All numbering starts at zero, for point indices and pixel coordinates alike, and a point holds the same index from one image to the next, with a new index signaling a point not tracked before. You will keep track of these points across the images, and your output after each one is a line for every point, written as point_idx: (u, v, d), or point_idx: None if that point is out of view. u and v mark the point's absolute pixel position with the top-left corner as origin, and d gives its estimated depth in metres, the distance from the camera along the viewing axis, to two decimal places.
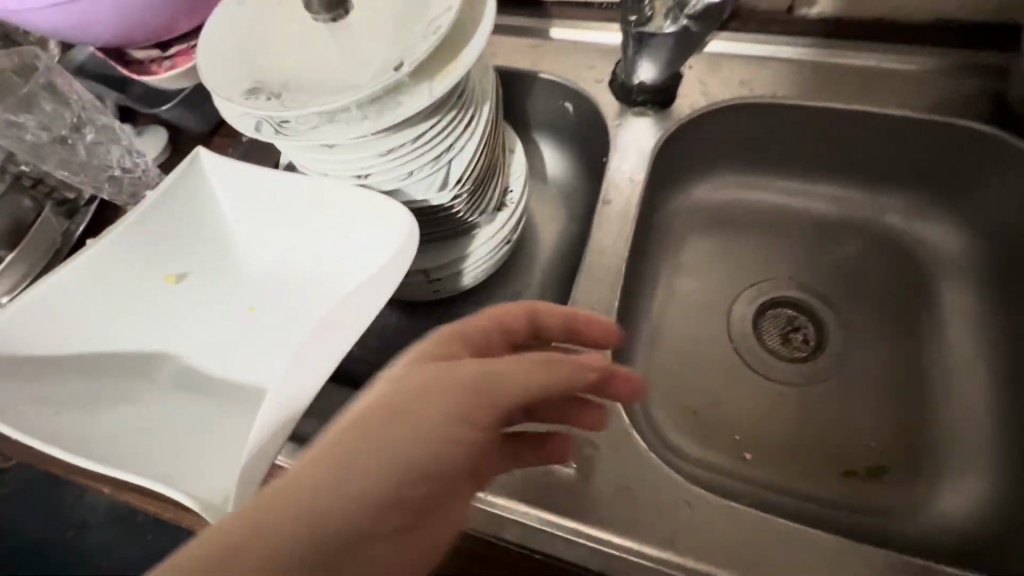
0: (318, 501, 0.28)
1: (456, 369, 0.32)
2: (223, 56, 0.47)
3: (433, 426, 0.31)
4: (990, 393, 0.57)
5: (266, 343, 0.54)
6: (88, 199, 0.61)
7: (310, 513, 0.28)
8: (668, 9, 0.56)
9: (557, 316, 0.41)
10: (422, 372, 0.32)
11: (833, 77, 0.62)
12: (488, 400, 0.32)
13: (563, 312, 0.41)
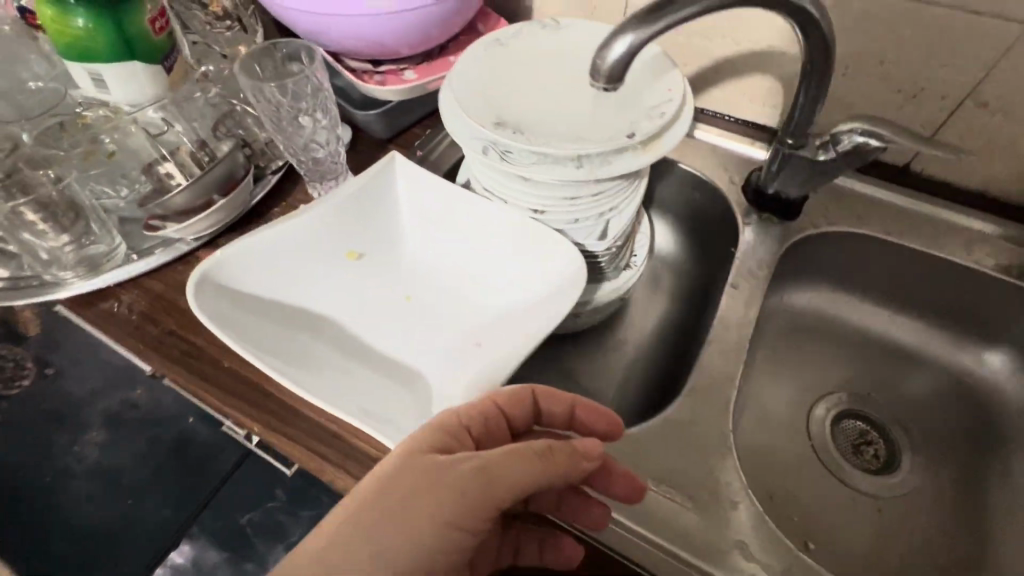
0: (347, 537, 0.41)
1: (453, 470, 0.43)
2: (470, 94, 0.57)
3: (440, 493, 0.42)
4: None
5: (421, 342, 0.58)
6: (272, 169, 0.70)
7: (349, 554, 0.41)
8: (820, 142, 0.65)
9: (551, 401, 0.51)
10: (419, 459, 0.44)
11: (940, 230, 0.71)
12: (478, 495, 0.42)
13: (554, 400, 0.51)
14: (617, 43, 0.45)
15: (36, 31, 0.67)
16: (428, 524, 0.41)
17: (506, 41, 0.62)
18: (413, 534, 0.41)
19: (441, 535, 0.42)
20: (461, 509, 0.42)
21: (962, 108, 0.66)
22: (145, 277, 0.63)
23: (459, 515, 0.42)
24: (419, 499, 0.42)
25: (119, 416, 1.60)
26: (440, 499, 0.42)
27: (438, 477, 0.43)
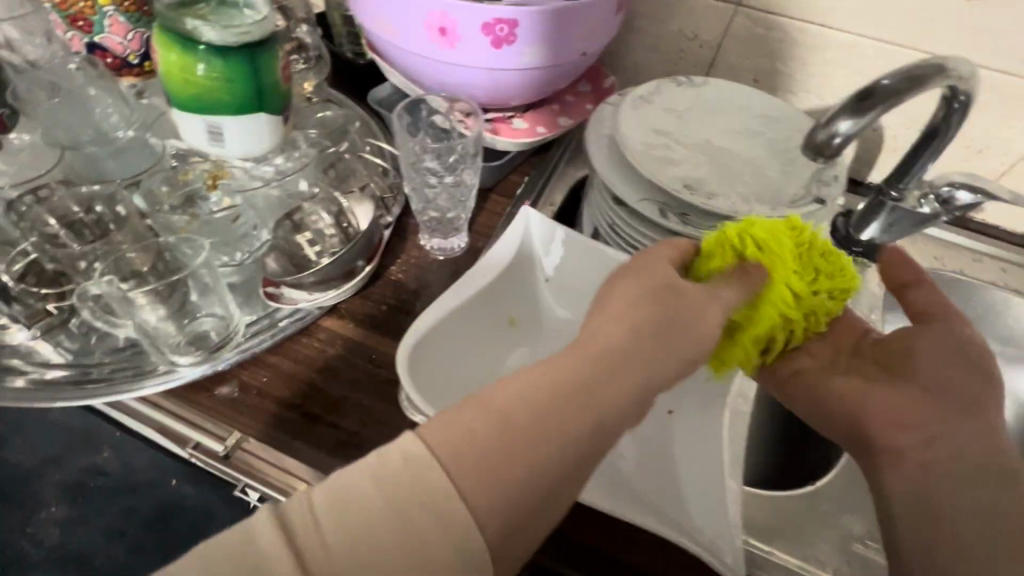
0: (485, 433, 0.34)
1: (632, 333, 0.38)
2: (638, 157, 0.56)
3: (605, 394, 0.36)
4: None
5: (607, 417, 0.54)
6: (386, 223, 0.64)
7: (485, 454, 0.34)
8: (918, 194, 0.71)
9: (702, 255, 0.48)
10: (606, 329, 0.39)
11: (1003, 269, 0.79)
12: (643, 387, 0.38)
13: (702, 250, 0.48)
14: (844, 122, 0.48)
15: (127, 76, 0.61)
16: (589, 414, 0.36)
17: (651, 99, 0.62)
18: (571, 422, 0.35)
19: (597, 429, 0.36)
20: (620, 403, 0.37)
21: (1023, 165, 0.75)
22: (266, 354, 0.55)
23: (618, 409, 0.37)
24: (584, 377, 0.36)
25: (84, 489, 1.11)
26: (618, 344, 0.38)
27: (612, 349, 0.37)
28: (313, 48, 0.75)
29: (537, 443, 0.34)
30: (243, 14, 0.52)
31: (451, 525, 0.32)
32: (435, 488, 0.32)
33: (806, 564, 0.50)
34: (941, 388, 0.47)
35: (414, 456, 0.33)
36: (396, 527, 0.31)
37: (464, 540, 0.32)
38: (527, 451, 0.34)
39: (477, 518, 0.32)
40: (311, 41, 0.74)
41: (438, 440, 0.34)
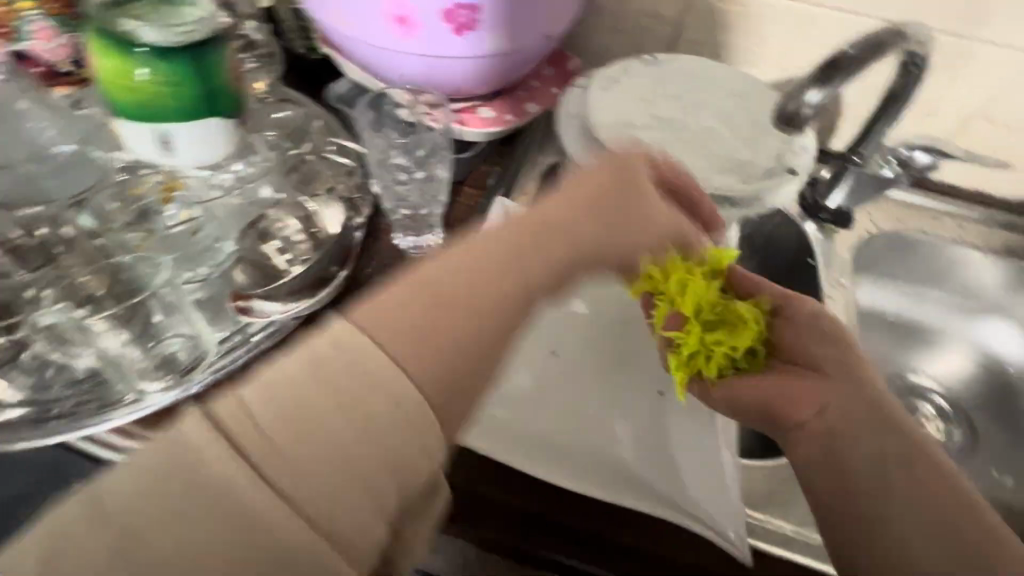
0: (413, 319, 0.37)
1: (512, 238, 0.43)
2: (612, 139, 0.56)
3: (528, 258, 0.42)
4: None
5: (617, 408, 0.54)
6: (358, 224, 0.60)
7: (422, 335, 0.36)
8: (879, 158, 0.73)
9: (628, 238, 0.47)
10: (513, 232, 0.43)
11: (959, 226, 0.83)
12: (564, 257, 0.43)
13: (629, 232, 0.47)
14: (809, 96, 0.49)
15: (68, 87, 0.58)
16: (520, 289, 0.41)
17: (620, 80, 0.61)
18: (509, 287, 0.40)
19: (530, 293, 0.41)
20: (547, 266, 0.43)
21: (974, 124, 0.78)
22: (241, 371, 0.53)
23: (535, 281, 0.41)
24: (503, 266, 0.41)
25: None
26: (523, 251, 0.42)
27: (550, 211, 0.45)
28: (264, 45, 0.73)
29: (462, 315, 0.38)
30: (185, 13, 0.48)
31: (403, 407, 0.33)
32: (383, 367, 0.34)
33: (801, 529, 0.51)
34: (836, 368, 0.48)
35: (363, 350, 0.34)
36: (362, 441, 0.32)
37: (411, 442, 0.33)
38: (461, 336, 0.37)
39: (415, 382, 0.34)
40: (260, 37, 0.72)
41: (376, 330, 0.35)
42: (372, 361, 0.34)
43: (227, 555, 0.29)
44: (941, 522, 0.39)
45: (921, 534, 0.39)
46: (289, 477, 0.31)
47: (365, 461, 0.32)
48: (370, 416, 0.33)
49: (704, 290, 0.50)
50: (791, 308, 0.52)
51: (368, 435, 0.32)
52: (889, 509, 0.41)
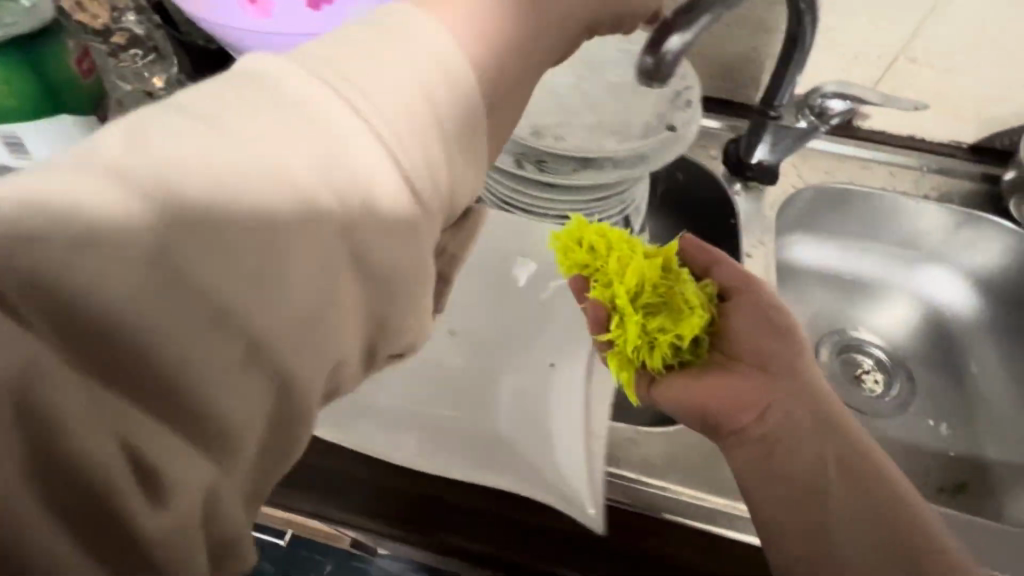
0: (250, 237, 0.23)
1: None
2: None
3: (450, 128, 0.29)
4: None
5: (506, 376, 0.54)
6: None
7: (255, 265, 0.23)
8: (795, 110, 0.71)
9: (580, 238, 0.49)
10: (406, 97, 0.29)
11: (891, 173, 0.81)
12: (580, 2, 0.36)
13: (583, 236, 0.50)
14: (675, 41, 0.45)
15: None
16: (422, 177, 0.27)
17: None
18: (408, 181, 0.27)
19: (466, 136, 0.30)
20: (570, 6, 0.35)
21: (898, 65, 0.75)
22: None
23: (569, 20, 0.35)
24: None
25: None
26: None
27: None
28: (148, 39, 0.70)
29: (505, 41, 0.31)
30: (18, 6, 0.46)
31: (417, 114, 0.27)
32: (423, 44, 0.28)
33: (693, 490, 0.53)
34: (767, 361, 0.53)
35: (408, 19, 0.29)
36: (320, 136, 0.25)
37: (431, 147, 0.27)
38: (507, 21, 0.31)
39: (473, 64, 0.30)
40: (141, 31, 0.70)
41: (436, 8, 0.30)
42: (321, 83, 0.26)
43: (146, 234, 0.21)
44: (868, 507, 0.44)
45: (851, 521, 0.44)
46: (221, 149, 0.23)
47: (386, 117, 0.26)
48: (314, 198, 0.24)
49: (645, 263, 0.49)
50: (737, 295, 0.56)
51: (360, 133, 0.25)
52: (823, 500, 0.45)
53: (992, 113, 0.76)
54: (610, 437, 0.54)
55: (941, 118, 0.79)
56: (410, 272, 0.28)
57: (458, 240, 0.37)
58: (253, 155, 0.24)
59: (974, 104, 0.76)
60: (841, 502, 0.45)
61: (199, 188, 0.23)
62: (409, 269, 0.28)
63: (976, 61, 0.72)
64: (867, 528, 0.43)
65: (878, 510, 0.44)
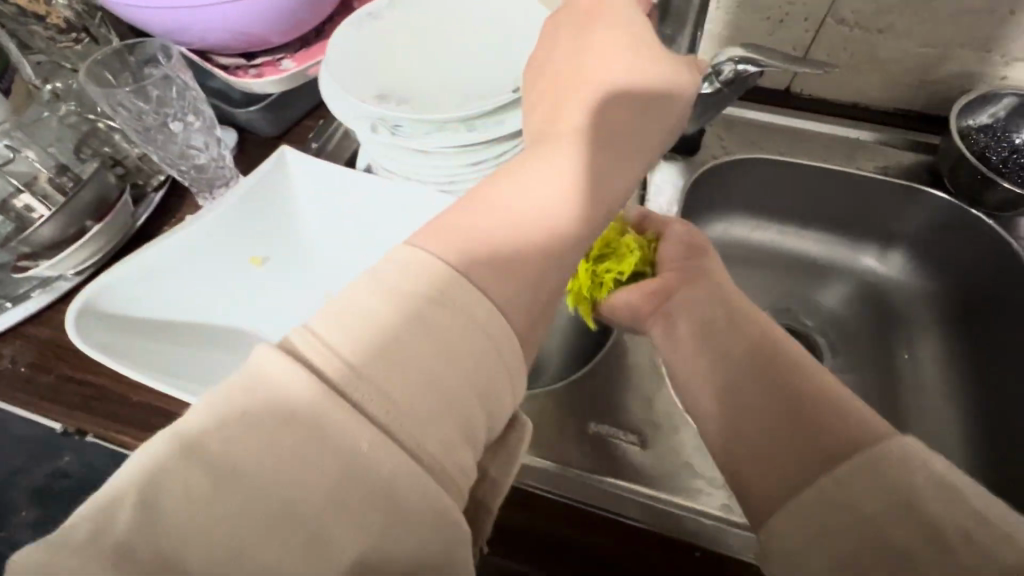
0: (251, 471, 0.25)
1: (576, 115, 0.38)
2: (349, 77, 0.55)
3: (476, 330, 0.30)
4: (954, 399, 0.69)
5: None
6: (157, 183, 0.65)
7: (254, 504, 0.24)
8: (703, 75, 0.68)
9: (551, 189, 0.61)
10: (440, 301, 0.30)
11: (825, 143, 0.76)
12: (607, 193, 0.36)
13: None
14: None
15: None
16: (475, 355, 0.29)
17: (379, 14, 0.60)
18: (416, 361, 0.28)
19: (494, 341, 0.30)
20: (589, 217, 0.35)
21: (825, 27, 0.71)
22: (26, 325, 0.57)
23: (587, 234, 0.35)
24: (574, 180, 0.35)
25: None
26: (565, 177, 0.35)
27: (616, 129, 0.37)
28: (79, 21, 0.76)
29: (517, 271, 0.33)
30: None
31: (441, 389, 0.28)
32: (446, 286, 0.30)
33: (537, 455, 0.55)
34: (680, 259, 0.56)
35: (436, 272, 0.30)
36: (331, 460, 0.25)
37: (446, 409, 0.28)
38: (516, 232, 0.34)
39: (499, 306, 0.31)
40: (71, 15, 0.75)
41: (433, 241, 0.32)
42: (340, 389, 0.27)
43: (127, 525, 0.23)
44: (756, 358, 0.44)
45: (739, 371, 0.44)
46: (224, 473, 0.24)
47: (415, 429, 0.27)
48: (329, 540, 0.24)
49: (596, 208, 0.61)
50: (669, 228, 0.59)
51: (378, 448, 0.26)
52: (716, 359, 0.47)
53: (932, 76, 0.71)
54: None
55: (879, 84, 0.74)
56: (454, 574, 0.28)
57: (500, 464, 0.37)
58: (261, 509, 0.24)
59: (912, 68, 0.71)
60: (733, 355, 0.46)
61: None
62: (448, 568, 0.27)
63: (906, 20, 0.67)
64: (755, 370, 0.44)
65: (759, 355, 0.44)
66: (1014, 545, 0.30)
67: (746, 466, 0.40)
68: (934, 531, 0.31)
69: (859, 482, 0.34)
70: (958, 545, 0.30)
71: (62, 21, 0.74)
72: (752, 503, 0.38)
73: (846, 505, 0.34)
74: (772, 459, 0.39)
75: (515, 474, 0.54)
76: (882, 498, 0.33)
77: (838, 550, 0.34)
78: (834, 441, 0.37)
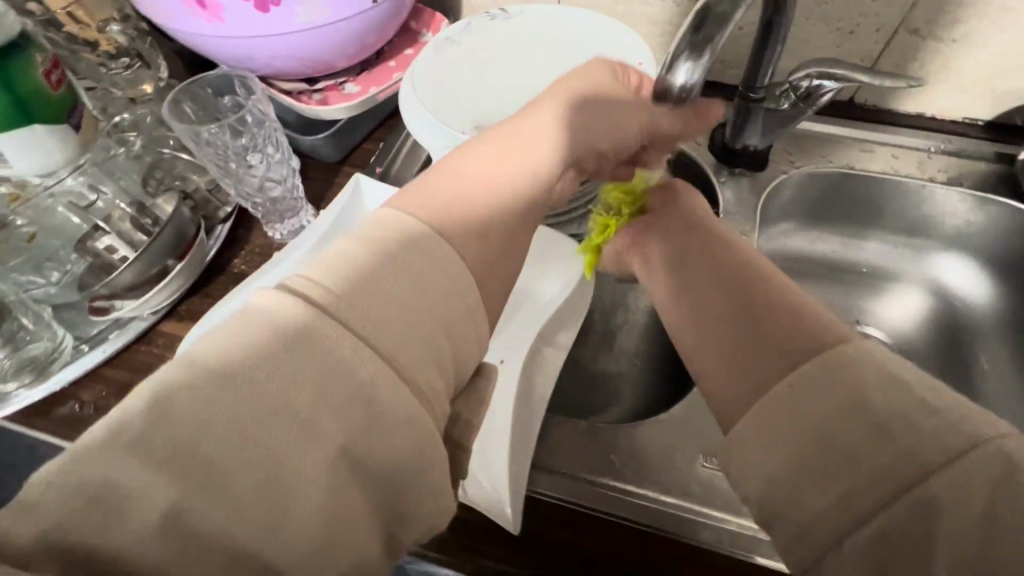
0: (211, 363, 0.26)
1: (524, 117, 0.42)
2: (442, 107, 0.53)
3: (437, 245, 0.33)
4: None
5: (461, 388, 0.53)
6: (224, 214, 0.62)
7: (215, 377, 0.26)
8: (779, 91, 0.67)
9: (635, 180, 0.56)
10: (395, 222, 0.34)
11: (895, 155, 0.75)
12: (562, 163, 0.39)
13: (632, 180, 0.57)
14: (685, 65, 0.39)
15: None
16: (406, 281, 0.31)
17: (457, 38, 0.58)
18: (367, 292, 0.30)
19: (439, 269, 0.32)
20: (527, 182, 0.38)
21: (897, 38, 0.70)
22: (102, 368, 0.55)
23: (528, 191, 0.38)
24: (514, 154, 0.38)
25: None
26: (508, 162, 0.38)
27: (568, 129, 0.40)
28: (129, 46, 0.73)
29: (470, 219, 0.35)
30: None
31: (393, 311, 0.30)
32: (394, 231, 0.33)
33: (652, 491, 0.49)
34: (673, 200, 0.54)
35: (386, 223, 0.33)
36: (283, 366, 0.27)
37: (397, 334, 0.30)
38: (471, 190, 0.36)
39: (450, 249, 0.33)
40: (123, 40, 0.72)
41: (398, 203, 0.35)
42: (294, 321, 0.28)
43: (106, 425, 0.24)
44: (733, 275, 0.42)
45: (711, 289, 0.43)
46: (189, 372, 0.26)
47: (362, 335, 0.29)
48: (311, 424, 0.26)
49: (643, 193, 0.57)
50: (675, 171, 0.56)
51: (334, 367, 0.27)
52: (691, 283, 0.44)
53: (1004, 86, 0.70)
54: (569, 433, 0.53)
55: (949, 94, 0.73)
56: (429, 467, 0.29)
57: None
58: (237, 403, 0.25)
59: (985, 78, 0.70)
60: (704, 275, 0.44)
61: (218, 467, 0.24)
62: (426, 460, 0.29)
63: (984, 29, 0.66)
64: (728, 287, 0.41)
65: (742, 274, 0.42)
66: (953, 429, 0.29)
67: (722, 386, 0.38)
68: (881, 428, 0.30)
69: (811, 386, 0.33)
70: (920, 436, 0.29)
71: (113, 47, 0.72)
72: (722, 416, 0.37)
73: (804, 407, 0.33)
74: (747, 374, 0.37)
75: (603, 503, 0.49)
76: (831, 398, 0.32)
77: (804, 454, 0.32)
78: (793, 344, 0.36)
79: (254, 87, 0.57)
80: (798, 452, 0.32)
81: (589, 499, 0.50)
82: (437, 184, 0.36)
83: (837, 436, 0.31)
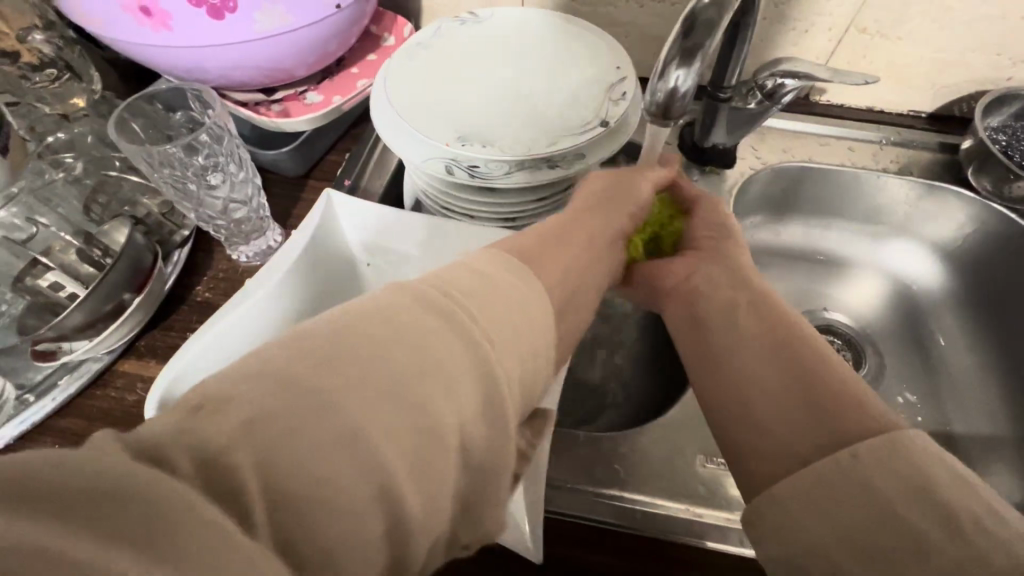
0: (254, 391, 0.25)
1: (553, 231, 0.45)
2: (417, 117, 0.51)
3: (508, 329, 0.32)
4: (988, 381, 0.73)
5: None
6: (181, 238, 0.57)
7: (268, 406, 0.24)
8: (745, 91, 0.68)
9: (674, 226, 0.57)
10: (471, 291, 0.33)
11: (850, 148, 0.79)
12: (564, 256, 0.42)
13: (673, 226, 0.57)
14: (677, 72, 0.38)
15: None
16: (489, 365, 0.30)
17: (427, 45, 0.56)
18: (439, 369, 0.28)
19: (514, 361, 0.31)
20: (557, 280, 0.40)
21: (849, 37, 0.73)
22: (53, 419, 0.49)
23: (562, 286, 0.40)
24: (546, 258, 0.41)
25: None
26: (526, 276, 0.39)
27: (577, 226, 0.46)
28: (59, 57, 0.65)
29: (533, 307, 0.35)
30: None
31: (463, 381, 0.29)
32: (469, 302, 0.32)
33: (658, 499, 0.50)
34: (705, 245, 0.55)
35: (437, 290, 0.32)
36: (341, 415, 0.25)
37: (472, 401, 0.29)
38: (525, 284, 0.36)
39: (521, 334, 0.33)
40: (50, 49, 0.65)
41: (475, 281, 0.34)
42: (369, 373, 0.27)
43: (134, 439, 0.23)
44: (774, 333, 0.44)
45: (747, 341, 0.44)
46: (249, 379, 0.26)
47: (435, 415, 0.27)
48: (357, 440, 0.25)
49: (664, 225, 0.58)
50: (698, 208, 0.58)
51: (402, 446, 0.26)
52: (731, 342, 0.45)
53: (944, 81, 0.75)
54: (570, 445, 0.52)
55: (896, 89, 0.77)
56: (477, 484, 0.30)
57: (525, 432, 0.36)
58: (303, 426, 0.24)
59: (926, 73, 0.75)
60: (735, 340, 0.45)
61: (278, 482, 0.23)
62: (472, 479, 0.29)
63: (926, 29, 0.70)
64: (771, 348, 0.43)
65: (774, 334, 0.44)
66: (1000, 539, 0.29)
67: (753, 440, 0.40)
68: (946, 518, 0.31)
69: (878, 466, 0.33)
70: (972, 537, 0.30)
71: (37, 57, 0.65)
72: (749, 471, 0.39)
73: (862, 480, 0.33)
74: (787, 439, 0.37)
75: (614, 516, 0.49)
76: (880, 458, 0.33)
77: (835, 490, 0.34)
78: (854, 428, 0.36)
79: (210, 101, 0.52)
80: (836, 522, 0.33)
81: (600, 513, 0.49)
82: (484, 265, 0.36)
83: (876, 496, 0.33)
